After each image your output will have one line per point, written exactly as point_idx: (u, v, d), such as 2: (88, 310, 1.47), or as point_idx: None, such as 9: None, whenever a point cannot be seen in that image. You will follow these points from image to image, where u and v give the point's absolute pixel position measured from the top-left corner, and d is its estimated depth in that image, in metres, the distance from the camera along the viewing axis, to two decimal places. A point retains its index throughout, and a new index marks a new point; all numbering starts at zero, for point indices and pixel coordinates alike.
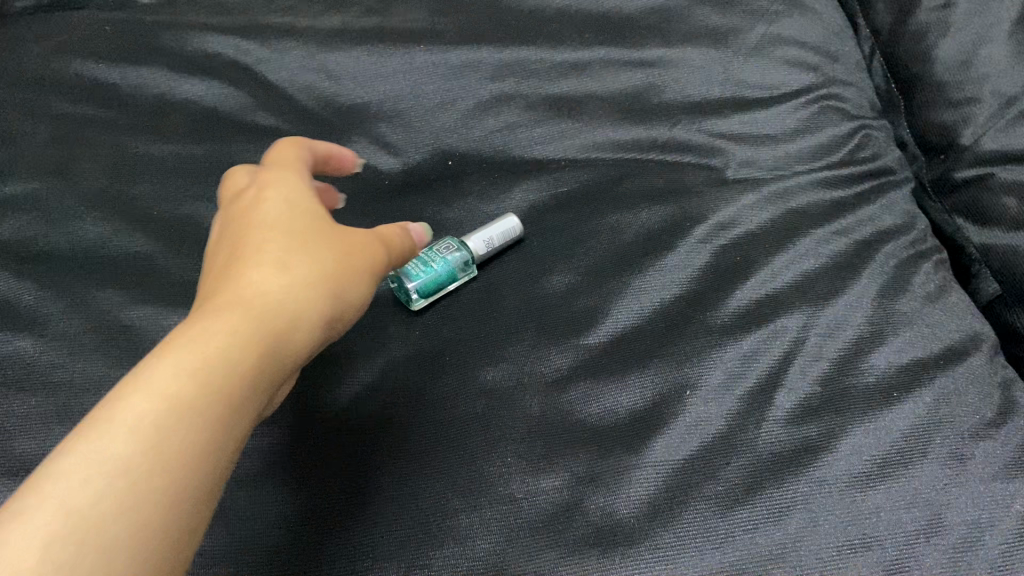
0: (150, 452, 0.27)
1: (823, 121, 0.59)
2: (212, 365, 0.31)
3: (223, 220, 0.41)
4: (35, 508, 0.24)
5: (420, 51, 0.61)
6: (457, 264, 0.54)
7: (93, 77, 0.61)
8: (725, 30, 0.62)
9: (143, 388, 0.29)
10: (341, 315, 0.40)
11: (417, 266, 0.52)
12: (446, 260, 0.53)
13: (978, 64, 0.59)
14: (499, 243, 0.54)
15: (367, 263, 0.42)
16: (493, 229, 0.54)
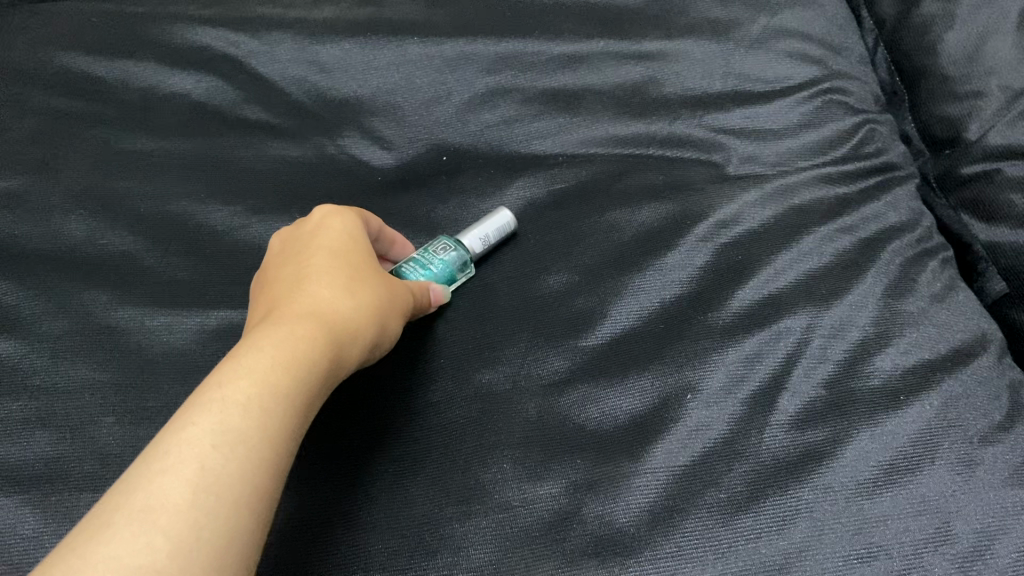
0: (252, 443, 0.31)
1: (827, 116, 0.58)
2: (294, 373, 0.34)
3: (285, 240, 0.45)
4: (166, 481, 0.28)
5: (414, 43, 0.60)
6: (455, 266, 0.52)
7: (79, 70, 0.60)
8: (728, 20, 0.61)
9: (243, 390, 0.32)
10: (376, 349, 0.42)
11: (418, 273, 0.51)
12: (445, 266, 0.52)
13: (984, 57, 0.58)
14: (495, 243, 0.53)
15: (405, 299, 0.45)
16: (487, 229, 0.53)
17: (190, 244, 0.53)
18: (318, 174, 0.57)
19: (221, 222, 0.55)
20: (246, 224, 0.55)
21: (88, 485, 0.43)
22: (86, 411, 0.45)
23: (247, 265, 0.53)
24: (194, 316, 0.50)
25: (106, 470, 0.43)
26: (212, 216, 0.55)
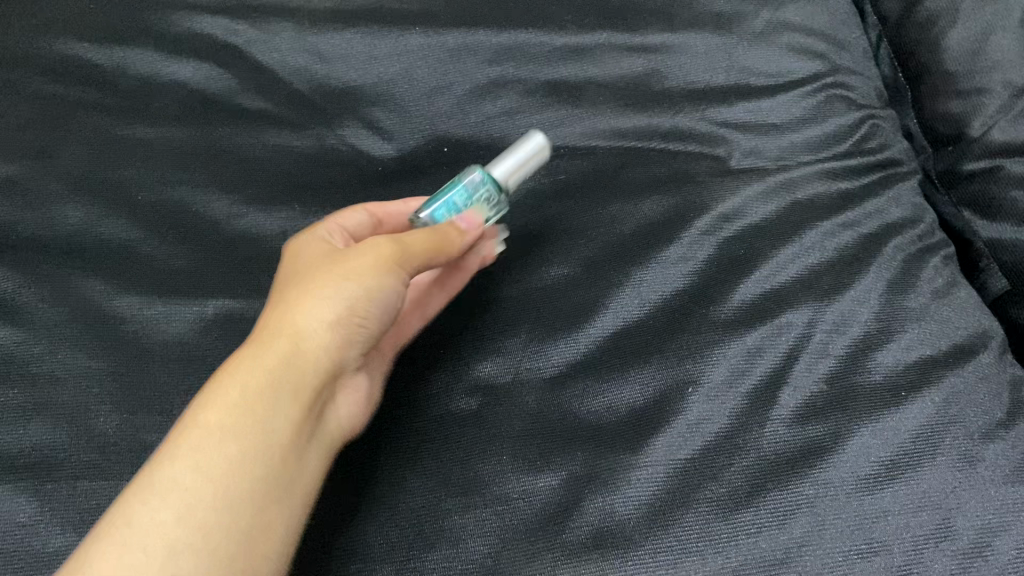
0: (180, 548, 0.33)
1: (829, 110, 0.57)
2: (241, 435, 0.37)
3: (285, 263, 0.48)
4: (132, 541, 0.33)
5: (415, 34, 0.59)
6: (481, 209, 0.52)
7: (77, 57, 0.59)
8: (730, 14, 0.60)
9: (181, 472, 0.35)
10: (332, 311, 0.43)
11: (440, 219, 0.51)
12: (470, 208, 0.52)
13: (988, 54, 0.57)
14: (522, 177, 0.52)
15: (360, 253, 0.44)
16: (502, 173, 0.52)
17: (189, 233, 0.53)
18: (317, 166, 0.57)
19: (219, 212, 0.54)
20: (244, 214, 0.54)
21: (85, 473, 0.42)
22: (83, 399, 0.45)
23: (246, 254, 0.52)
24: (193, 305, 0.50)
25: (102, 459, 0.43)
26: (210, 204, 0.54)
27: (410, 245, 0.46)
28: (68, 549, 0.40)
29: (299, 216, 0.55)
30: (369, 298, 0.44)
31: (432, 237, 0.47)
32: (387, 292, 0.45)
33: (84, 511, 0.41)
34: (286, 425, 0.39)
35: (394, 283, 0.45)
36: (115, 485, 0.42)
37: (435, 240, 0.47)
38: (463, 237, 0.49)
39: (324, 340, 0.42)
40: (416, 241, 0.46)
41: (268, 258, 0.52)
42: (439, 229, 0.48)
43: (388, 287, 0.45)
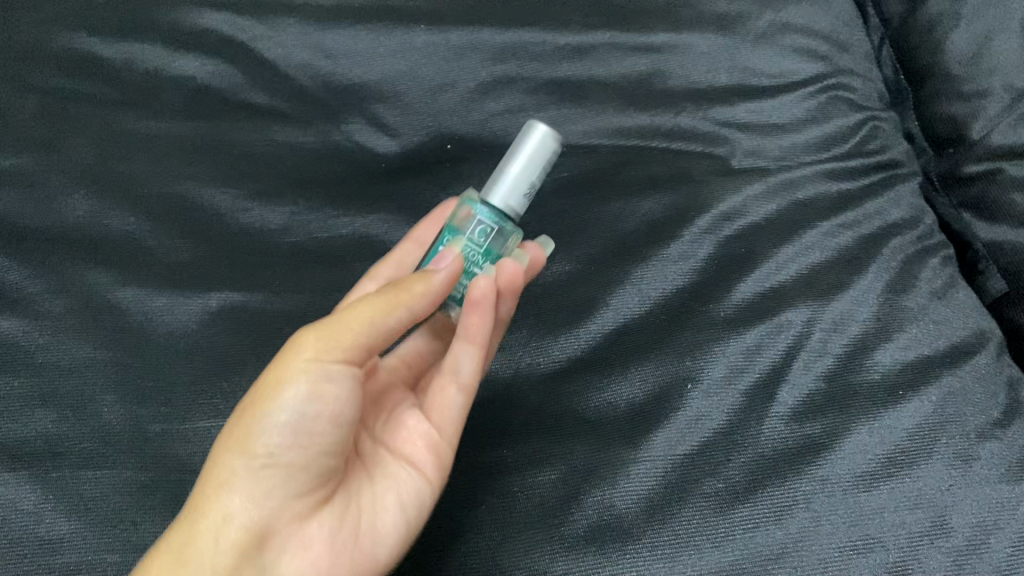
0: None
1: (830, 112, 0.58)
2: (222, 500, 0.37)
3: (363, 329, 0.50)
4: None
5: (420, 31, 0.59)
6: (480, 245, 0.45)
7: (83, 51, 0.59)
8: (733, 15, 0.61)
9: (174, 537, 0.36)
10: (275, 424, 0.38)
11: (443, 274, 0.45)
12: (470, 246, 0.45)
13: (990, 57, 0.58)
14: (530, 184, 0.45)
15: (293, 347, 0.39)
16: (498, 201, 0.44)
17: (194, 227, 0.53)
18: (322, 162, 0.57)
19: (223, 205, 0.55)
20: (247, 208, 0.55)
21: (88, 462, 0.43)
22: (86, 388, 0.46)
23: (250, 249, 0.53)
24: (196, 297, 0.50)
25: (106, 448, 0.44)
26: (214, 198, 0.55)
27: (328, 328, 0.39)
28: (72, 536, 0.41)
29: (303, 212, 0.55)
30: (312, 401, 0.38)
31: (374, 307, 0.40)
32: (339, 383, 0.39)
33: (87, 499, 0.42)
34: (216, 563, 0.36)
35: (339, 372, 0.39)
36: (118, 474, 0.43)
37: (363, 311, 0.40)
38: (410, 297, 0.41)
39: (304, 415, 0.38)
40: (336, 326, 0.39)
41: (273, 255, 0.53)
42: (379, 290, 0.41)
43: (324, 380, 0.39)
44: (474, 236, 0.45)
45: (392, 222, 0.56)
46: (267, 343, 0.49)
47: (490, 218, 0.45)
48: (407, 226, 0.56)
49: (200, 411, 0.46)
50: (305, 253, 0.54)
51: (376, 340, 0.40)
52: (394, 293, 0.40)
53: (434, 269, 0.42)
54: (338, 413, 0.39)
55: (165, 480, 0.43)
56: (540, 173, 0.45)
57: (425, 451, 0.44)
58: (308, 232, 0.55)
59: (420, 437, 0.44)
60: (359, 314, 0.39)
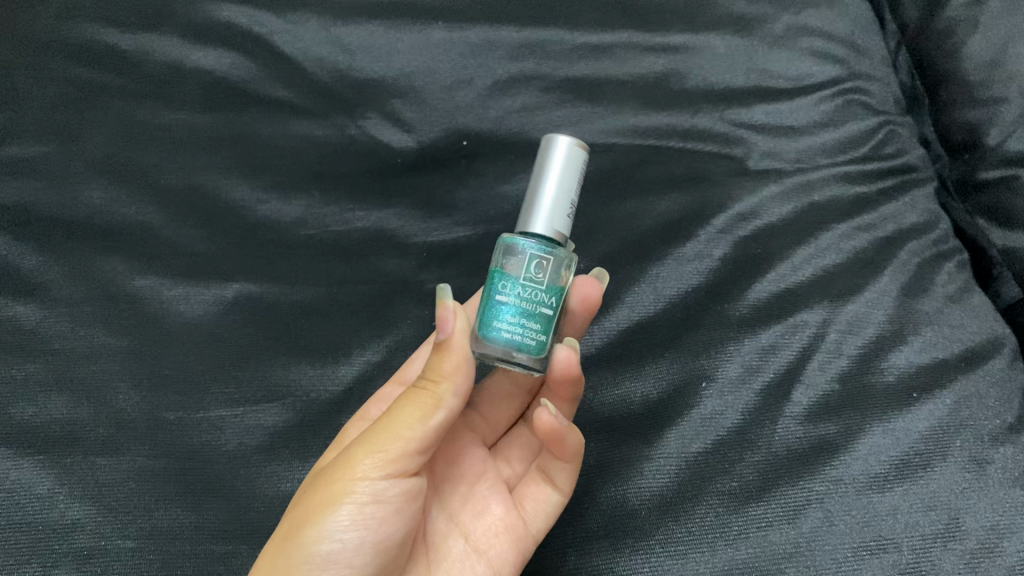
0: None
1: (847, 116, 0.58)
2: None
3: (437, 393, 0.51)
4: None
5: (437, 28, 0.60)
6: (539, 281, 0.40)
7: (104, 43, 0.57)
8: (751, 18, 0.61)
9: None
10: (324, 550, 0.36)
11: (510, 324, 0.39)
12: (528, 285, 0.39)
13: (1007, 64, 0.58)
14: (570, 206, 0.42)
15: (342, 465, 0.38)
16: (542, 229, 0.42)
17: (211, 218, 0.54)
18: (338, 157, 0.57)
19: (241, 197, 0.55)
20: (264, 199, 0.55)
21: (103, 448, 0.44)
22: (102, 376, 0.46)
23: (267, 240, 0.54)
24: (213, 287, 0.51)
25: (119, 434, 0.44)
26: (231, 190, 0.55)
27: (372, 444, 0.38)
28: (86, 521, 0.41)
29: (319, 204, 0.56)
30: (358, 526, 0.37)
31: (423, 408, 0.38)
32: (386, 500, 0.38)
33: (101, 485, 0.43)
34: None
35: (385, 492, 0.38)
36: (132, 461, 0.44)
37: (402, 427, 0.38)
38: (445, 387, 0.38)
39: (352, 532, 0.37)
40: (380, 443, 0.38)
41: (289, 247, 0.54)
42: (418, 385, 0.39)
43: (371, 501, 0.38)
44: (531, 272, 0.40)
45: (407, 216, 0.57)
46: (282, 335, 0.50)
47: (541, 251, 0.40)
48: (421, 220, 0.57)
49: (215, 401, 0.47)
50: (320, 245, 0.55)
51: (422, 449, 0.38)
52: (431, 385, 0.38)
53: (444, 339, 0.38)
54: (382, 526, 0.38)
55: (180, 468, 0.44)
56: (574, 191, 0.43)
57: (500, 547, 0.43)
58: (324, 225, 0.55)
59: (490, 521, 0.44)
60: (401, 425, 0.38)
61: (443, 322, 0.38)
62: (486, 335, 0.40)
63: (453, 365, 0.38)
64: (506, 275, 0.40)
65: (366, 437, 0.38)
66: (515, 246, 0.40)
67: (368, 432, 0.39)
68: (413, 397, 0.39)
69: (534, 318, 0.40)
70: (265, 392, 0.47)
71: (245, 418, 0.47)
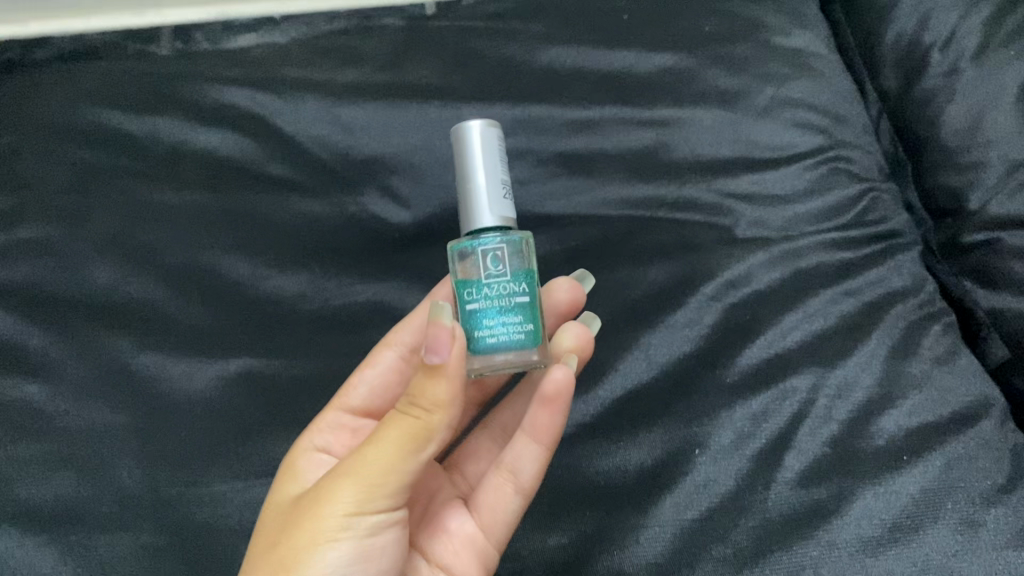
0: None
1: (831, 184, 0.59)
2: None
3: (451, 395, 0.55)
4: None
5: (433, 106, 0.62)
6: (501, 275, 0.41)
7: (113, 128, 0.60)
8: (734, 92, 0.63)
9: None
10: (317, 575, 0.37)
11: (494, 327, 0.40)
12: (492, 282, 0.40)
13: (985, 129, 0.60)
14: (503, 174, 0.44)
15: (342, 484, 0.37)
16: (489, 220, 0.43)
17: (212, 295, 0.55)
18: (337, 231, 0.59)
19: (242, 274, 0.56)
20: (265, 275, 0.56)
21: (106, 525, 0.45)
22: (104, 454, 0.47)
23: (269, 315, 0.55)
24: (214, 363, 0.52)
25: (122, 510, 0.46)
26: (233, 266, 0.56)
27: (358, 481, 0.37)
28: None
29: (320, 277, 0.57)
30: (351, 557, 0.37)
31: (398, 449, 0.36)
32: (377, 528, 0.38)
33: (105, 561, 0.44)
34: None
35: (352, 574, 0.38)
36: (133, 538, 0.45)
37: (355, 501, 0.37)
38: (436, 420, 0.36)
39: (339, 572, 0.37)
40: (356, 486, 0.37)
41: (290, 317, 0.55)
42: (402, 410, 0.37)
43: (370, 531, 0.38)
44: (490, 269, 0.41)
45: (404, 288, 0.58)
46: (281, 409, 0.51)
47: (490, 244, 0.41)
48: (416, 290, 0.58)
49: (217, 474, 0.48)
50: (321, 319, 0.56)
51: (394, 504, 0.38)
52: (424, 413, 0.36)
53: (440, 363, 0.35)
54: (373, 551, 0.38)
55: (179, 545, 0.45)
56: (502, 163, 0.45)
57: (466, 555, 0.43)
58: (324, 299, 0.56)
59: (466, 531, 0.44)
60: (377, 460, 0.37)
61: (437, 347, 0.35)
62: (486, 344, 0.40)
63: (443, 395, 0.36)
64: (469, 283, 0.40)
65: (308, 514, 0.38)
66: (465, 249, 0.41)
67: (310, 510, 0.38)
68: (405, 431, 0.36)
69: (512, 313, 0.40)
70: (263, 467, 0.48)
71: (247, 492, 0.47)
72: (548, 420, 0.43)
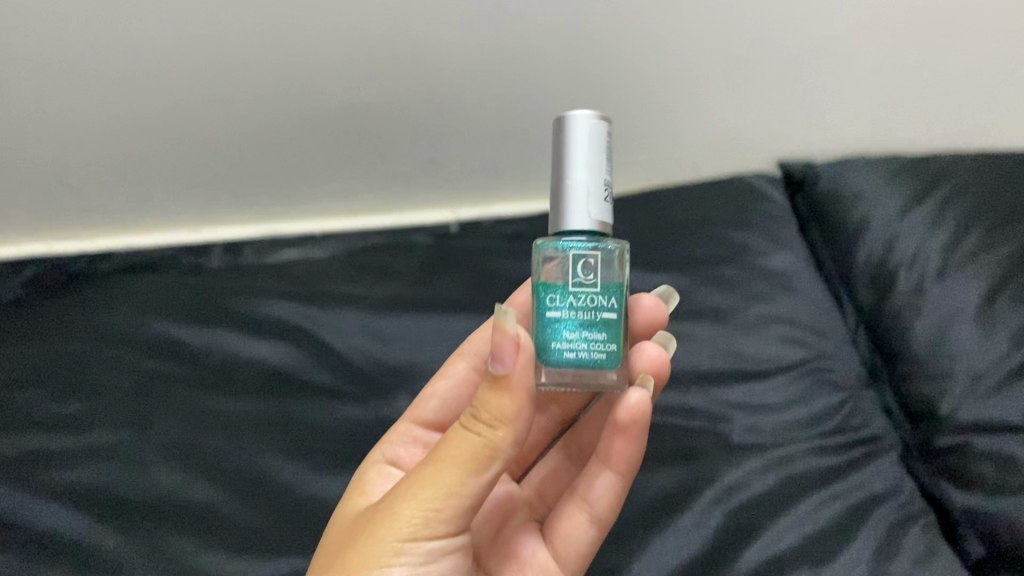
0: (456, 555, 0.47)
1: (815, 394, 0.67)
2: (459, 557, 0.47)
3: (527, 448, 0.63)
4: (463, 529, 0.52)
5: (462, 323, 0.71)
6: (589, 284, 0.44)
7: (174, 340, 0.70)
8: (725, 310, 0.72)
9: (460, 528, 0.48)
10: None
11: (572, 341, 0.44)
12: (579, 294, 0.44)
13: (949, 342, 0.68)
14: (604, 178, 0.45)
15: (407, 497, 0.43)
16: (582, 223, 0.45)
17: (266, 498, 0.60)
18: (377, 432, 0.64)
19: (290, 476, 0.61)
20: (311, 478, 0.61)
21: None
22: None
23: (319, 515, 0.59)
24: (268, 562, 0.57)
25: None
26: (282, 469, 0.62)
27: (417, 500, 0.42)
28: None
29: None
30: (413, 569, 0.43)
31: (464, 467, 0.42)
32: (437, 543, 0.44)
33: None
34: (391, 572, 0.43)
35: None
36: None
37: (422, 516, 0.42)
38: (501, 436, 0.42)
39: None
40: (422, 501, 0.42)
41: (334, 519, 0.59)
42: (470, 425, 0.42)
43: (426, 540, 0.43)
44: (578, 280, 0.44)
45: None
46: None
47: (583, 249, 0.44)
48: None
49: None
50: None
51: (458, 519, 0.43)
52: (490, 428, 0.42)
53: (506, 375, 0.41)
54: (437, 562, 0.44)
55: None
56: (606, 165, 0.46)
57: None
58: None
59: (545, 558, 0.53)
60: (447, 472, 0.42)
61: (504, 358, 0.41)
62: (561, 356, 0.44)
63: (507, 408, 0.42)
64: (554, 287, 0.44)
65: (375, 528, 0.43)
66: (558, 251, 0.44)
67: (378, 521, 0.44)
68: (471, 442, 0.42)
69: (595, 329, 0.44)
70: None
71: None
72: (622, 457, 0.52)
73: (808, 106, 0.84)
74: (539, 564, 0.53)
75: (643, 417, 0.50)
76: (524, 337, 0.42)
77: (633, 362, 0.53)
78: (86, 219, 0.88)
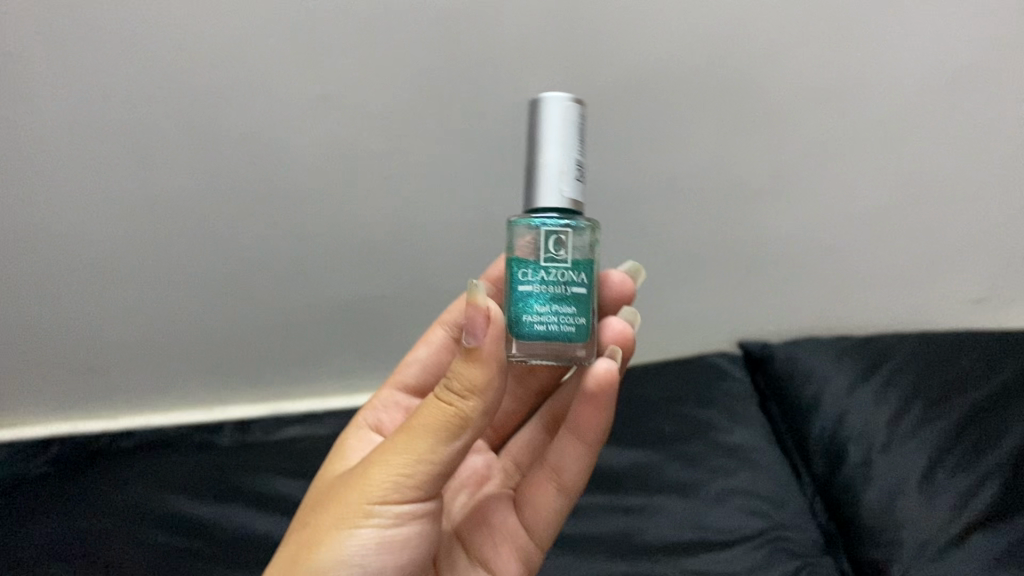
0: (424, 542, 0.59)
1: (774, 561, 0.73)
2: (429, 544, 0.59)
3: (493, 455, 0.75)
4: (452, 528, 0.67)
5: None
6: (561, 258, 0.49)
7: (190, 515, 0.77)
8: (691, 483, 0.81)
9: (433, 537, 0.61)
10: (361, 538, 0.51)
11: (542, 315, 0.50)
12: (550, 269, 0.49)
13: (896, 510, 0.74)
14: (572, 157, 0.51)
15: (386, 460, 0.51)
16: (553, 200, 0.50)
17: None
18: None
19: None
20: None
21: None
22: None
23: None
24: None
25: None
26: None
27: (392, 464, 0.51)
28: None
29: None
30: (388, 522, 0.52)
31: (434, 433, 0.50)
32: (410, 497, 0.51)
33: None
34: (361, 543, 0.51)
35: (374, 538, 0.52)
36: None
37: (392, 477, 0.51)
38: (469, 407, 0.49)
39: (378, 550, 0.52)
40: (398, 463, 0.51)
41: None
42: (445, 399, 0.50)
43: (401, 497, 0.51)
44: (551, 254, 0.49)
45: None
46: None
47: (555, 225, 0.49)
48: None
49: None
50: None
51: (427, 485, 0.51)
52: (459, 400, 0.49)
53: (476, 346, 0.49)
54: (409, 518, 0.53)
55: None
56: (576, 143, 0.51)
57: (511, 562, 0.63)
58: None
59: (515, 530, 0.65)
60: (420, 437, 0.50)
61: (475, 331, 0.48)
62: (529, 332, 0.50)
63: (477, 377, 0.49)
64: (527, 262, 0.49)
65: (356, 484, 0.52)
66: (533, 224, 0.49)
67: (359, 482, 0.52)
68: (438, 412, 0.50)
69: (564, 302, 0.49)
70: None
71: None
72: (589, 425, 0.61)
73: (755, 300, 0.97)
74: (506, 529, 0.65)
75: (609, 387, 0.56)
76: (496, 314, 0.49)
77: (602, 334, 0.59)
78: (126, 392, 1.00)
